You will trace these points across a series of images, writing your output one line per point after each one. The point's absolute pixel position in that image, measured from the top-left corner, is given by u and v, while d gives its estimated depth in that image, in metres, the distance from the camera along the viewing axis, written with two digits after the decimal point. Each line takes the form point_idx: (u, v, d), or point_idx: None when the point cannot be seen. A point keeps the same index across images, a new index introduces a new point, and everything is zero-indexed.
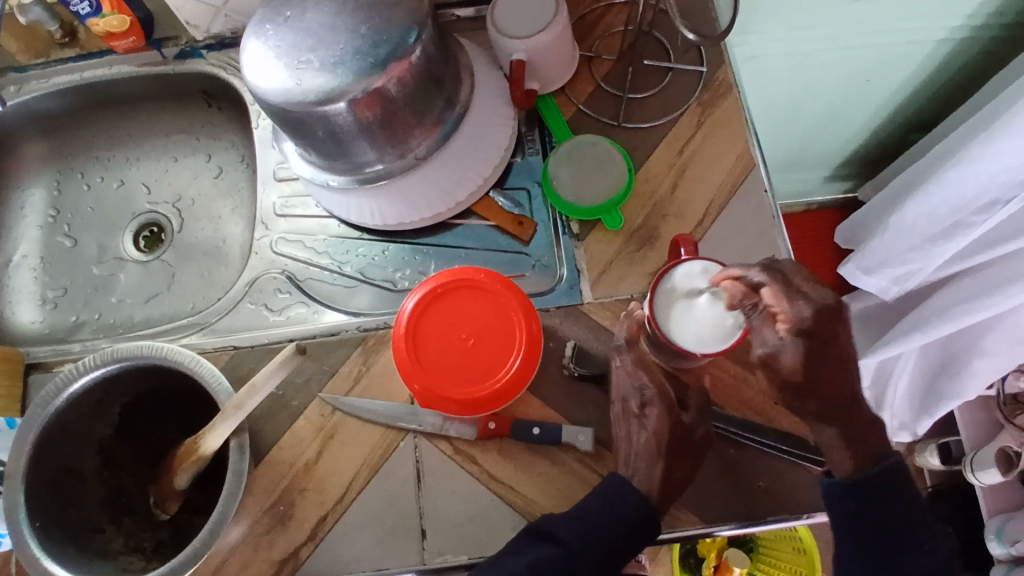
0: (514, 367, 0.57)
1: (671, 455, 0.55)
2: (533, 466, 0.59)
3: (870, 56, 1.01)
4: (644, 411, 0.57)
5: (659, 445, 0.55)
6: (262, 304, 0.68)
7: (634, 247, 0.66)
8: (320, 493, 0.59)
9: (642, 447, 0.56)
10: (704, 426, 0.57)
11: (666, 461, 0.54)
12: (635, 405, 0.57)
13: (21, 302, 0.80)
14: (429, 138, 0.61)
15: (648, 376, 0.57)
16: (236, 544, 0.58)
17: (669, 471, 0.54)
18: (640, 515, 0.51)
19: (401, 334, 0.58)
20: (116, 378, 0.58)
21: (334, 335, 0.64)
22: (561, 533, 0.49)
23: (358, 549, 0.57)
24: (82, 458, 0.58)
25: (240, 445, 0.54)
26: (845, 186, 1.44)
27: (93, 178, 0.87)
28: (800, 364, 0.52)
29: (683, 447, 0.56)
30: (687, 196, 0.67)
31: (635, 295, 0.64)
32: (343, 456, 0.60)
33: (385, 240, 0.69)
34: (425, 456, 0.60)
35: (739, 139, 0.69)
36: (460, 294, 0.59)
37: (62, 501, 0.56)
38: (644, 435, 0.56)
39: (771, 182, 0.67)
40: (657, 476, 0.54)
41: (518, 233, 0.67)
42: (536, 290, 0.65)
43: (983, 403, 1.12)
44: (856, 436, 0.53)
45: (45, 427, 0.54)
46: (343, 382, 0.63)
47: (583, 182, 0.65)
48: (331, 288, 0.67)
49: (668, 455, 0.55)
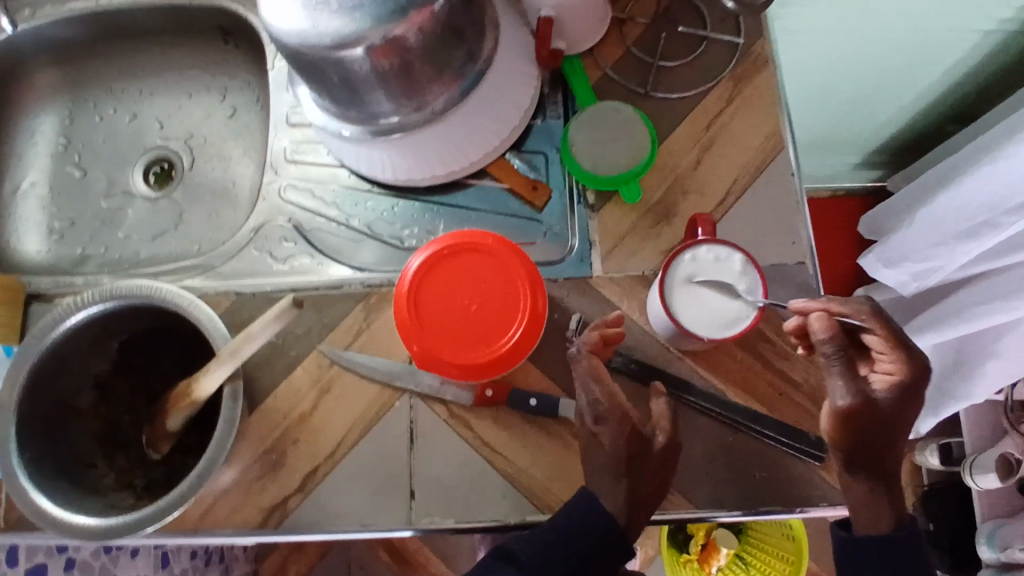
0: (513, 339, 0.55)
1: (633, 471, 0.53)
2: (527, 435, 0.58)
3: (914, 41, 0.97)
4: (598, 428, 0.54)
5: (620, 461, 0.53)
6: (267, 251, 0.66)
7: (650, 223, 0.63)
8: (313, 445, 0.59)
9: (603, 463, 0.53)
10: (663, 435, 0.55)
11: (645, 469, 0.53)
12: (589, 420, 0.55)
13: (28, 230, 0.80)
14: (448, 92, 0.59)
15: (599, 387, 0.54)
16: (226, 489, 0.58)
17: (633, 488, 0.53)
18: (608, 533, 0.51)
19: (403, 294, 0.56)
20: (114, 315, 0.57)
21: (337, 289, 0.63)
22: (525, 557, 0.49)
23: (345, 504, 0.57)
24: (78, 392, 0.58)
25: (234, 391, 0.54)
26: (874, 174, 1.40)
27: (106, 109, 0.86)
28: (888, 416, 0.52)
29: (659, 467, 0.54)
30: (709, 174, 0.65)
31: (647, 272, 0.63)
32: (338, 410, 0.60)
33: (395, 196, 0.67)
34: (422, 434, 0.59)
35: (770, 118, 0.66)
36: (464, 259, 0.56)
37: (55, 434, 0.56)
38: (603, 452, 0.54)
39: (798, 165, 0.64)
40: (622, 493, 0.52)
41: (532, 198, 0.65)
42: (546, 259, 0.64)
43: (990, 407, 1.10)
44: (888, 491, 0.53)
45: (40, 360, 0.54)
46: (343, 336, 0.62)
47: (603, 150, 0.63)
48: (336, 240, 0.66)
49: (631, 472, 0.53)
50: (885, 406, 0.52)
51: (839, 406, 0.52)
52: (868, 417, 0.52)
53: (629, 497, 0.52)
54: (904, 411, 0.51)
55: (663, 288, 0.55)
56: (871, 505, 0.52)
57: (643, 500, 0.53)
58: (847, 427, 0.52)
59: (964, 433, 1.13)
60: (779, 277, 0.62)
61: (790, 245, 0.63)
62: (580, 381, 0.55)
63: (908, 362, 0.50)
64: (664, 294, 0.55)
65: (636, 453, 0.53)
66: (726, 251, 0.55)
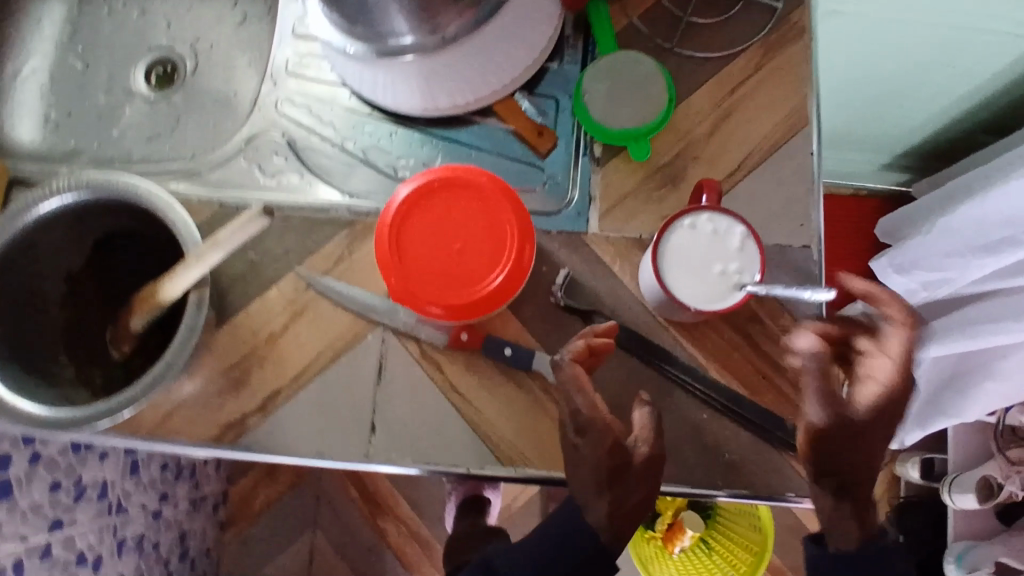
0: (495, 284, 0.53)
1: (618, 484, 0.51)
2: (497, 386, 0.57)
3: (963, 40, 0.92)
4: (580, 439, 0.52)
5: (601, 473, 0.51)
6: (256, 165, 0.64)
7: (655, 185, 0.60)
8: (279, 366, 0.57)
9: (586, 475, 0.52)
10: (649, 445, 0.52)
11: (627, 477, 0.51)
12: (571, 431, 0.53)
13: (22, 116, 0.77)
14: (464, 19, 0.54)
15: (580, 398, 0.52)
16: (187, 400, 0.56)
17: (617, 502, 0.51)
18: (591, 552, 0.51)
19: (386, 223, 0.53)
20: (90, 208, 0.55)
21: (323, 212, 0.61)
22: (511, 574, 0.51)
23: (303, 430, 0.56)
24: (46, 281, 0.57)
25: (199, 299, 0.52)
26: (900, 178, 1.35)
27: (115, 2, 0.83)
28: (859, 434, 0.51)
29: (645, 481, 0.52)
30: (724, 143, 0.61)
31: (644, 236, 0.60)
32: (308, 334, 0.58)
33: (395, 123, 0.64)
34: (394, 373, 0.57)
35: (797, 91, 0.62)
36: (454, 195, 0.54)
37: (19, 320, 0.55)
38: (586, 465, 0.52)
39: (819, 145, 0.61)
40: (605, 507, 0.51)
41: (536, 144, 0.62)
42: (542, 209, 0.61)
43: (980, 427, 1.08)
44: (861, 511, 0.53)
45: (10, 243, 0.53)
46: (323, 261, 0.60)
47: (616, 103, 0.60)
48: (329, 162, 0.64)
49: (614, 488, 0.51)
50: (858, 425, 0.51)
51: (810, 422, 0.52)
52: (840, 435, 0.51)
53: (612, 509, 0.51)
54: (880, 430, 0.51)
55: (658, 257, 0.52)
56: (849, 524, 0.53)
57: (626, 516, 0.52)
58: (815, 443, 0.52)
59: (949, 450, 1.11)
60: (781, 258, 0.60)
61: (797, 227, 0.60)
62: (562, 389, 0.53)
63: (892, 380, 0.50)
64: (659, 263, 0.52)
65: (618, 466, 0.51)
66: (730, 223, 0.52)
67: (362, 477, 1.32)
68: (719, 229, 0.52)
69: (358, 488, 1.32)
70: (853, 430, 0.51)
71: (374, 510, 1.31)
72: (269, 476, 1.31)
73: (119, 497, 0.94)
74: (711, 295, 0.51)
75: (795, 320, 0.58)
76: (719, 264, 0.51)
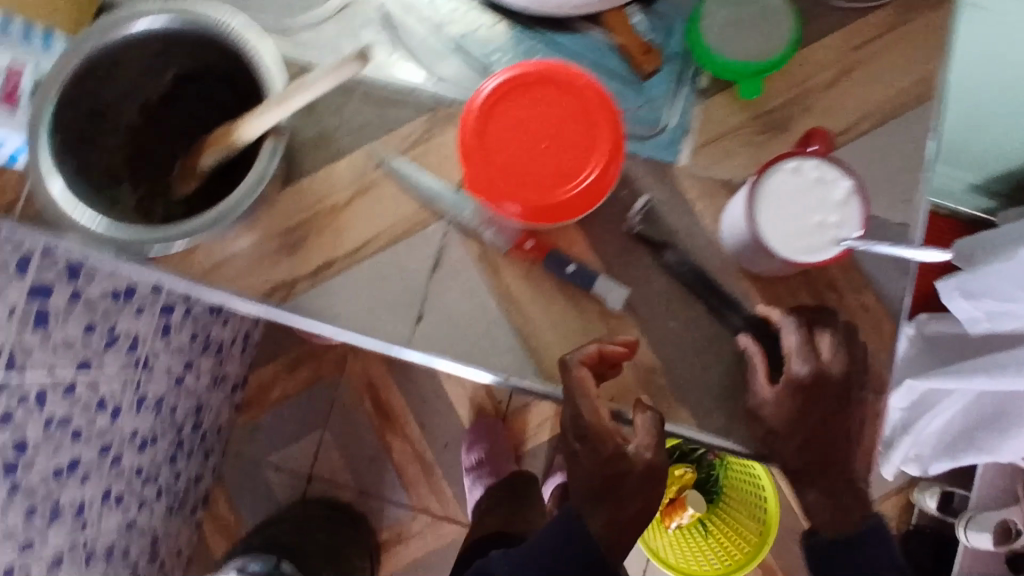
0: (582, 186, 0.50)
1: (614, 495, 0.52)
2: (553, 302, 0.55)
3: None
4: (578, 445, 0.52)
5: (597, 481, 0.52)
6: (346, 32, 0.61)
7: (757, 130, 0.57)
8: (337, 237, 0.56)
9: (584, 475, 0.52)
10: (644, 461, 0.51)
11: (627, 483, 0.51)
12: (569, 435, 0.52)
13: None
14: None
15: (584, 404, 0.51)
16: (239, 253, 0.56)
17: (616, 512, 0.52)
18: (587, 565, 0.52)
19: (472, 111, 0.50)
20: (176, 38, 0.54)
21: (406, 91, 0.59)
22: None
23: (350, 304, 0.55)
24: (123, 105, 0.56)
25: (274, 148, 0.51)
26: (989, 204, 1.28)
27: None
28: (785, 423, 0.52)
29: (643, 488, 0.52)
30: (839, 99, 0.57)
31: (734, 180, 0.56)
32: (372, 212, 0.56)
33: (496, 15, 0.61)
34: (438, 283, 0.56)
35: (930, 59, 0.57)
36: (545, 91, 0.50)
37: (91, 137, 0.55)
38: (584, 468, 0.52)
39: (939, 121, 0.57)
40: (602, 523, 0.52)
41: (640, 61, 0.58)
42: (633, 131, 0.58)
43: (1013, 471, 1.04)
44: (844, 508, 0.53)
45: (88, 59, 0.51)
46: (400, 141, 0.58)
47: (736, 34, 0.55)
48: (421, 41, 0.61)
49: (612, 498, 0.52)
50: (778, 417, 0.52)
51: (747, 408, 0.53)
52: (761, 421, 0.52)
53: (610, 519, 0.52)
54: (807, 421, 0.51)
55: (754, 196, 0.48)
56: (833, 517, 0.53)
57: (626, 525, 0.52)
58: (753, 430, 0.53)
59: (974, 487, 1.07)
60: (876, 229, 0.56)
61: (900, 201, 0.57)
62: (566, 392, 0.52)
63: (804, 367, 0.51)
64: (753, 202, 0.48)
65: (614, 475, 0.51)
66: (837, 174, 0.48)
67: (378, 390, 1.34)
68: (824, 179, 0.48)
69: (371, 400, 1.33)
70: (775, 416, 0.52)
71: (383, 424, 1.33)
72: (289, 372, 1.33)
73: (149, 357, 0.96)
74: (803, 244, 0.48)
75: (877, 300, 0.55)
76: (819, 213, 0.48)
